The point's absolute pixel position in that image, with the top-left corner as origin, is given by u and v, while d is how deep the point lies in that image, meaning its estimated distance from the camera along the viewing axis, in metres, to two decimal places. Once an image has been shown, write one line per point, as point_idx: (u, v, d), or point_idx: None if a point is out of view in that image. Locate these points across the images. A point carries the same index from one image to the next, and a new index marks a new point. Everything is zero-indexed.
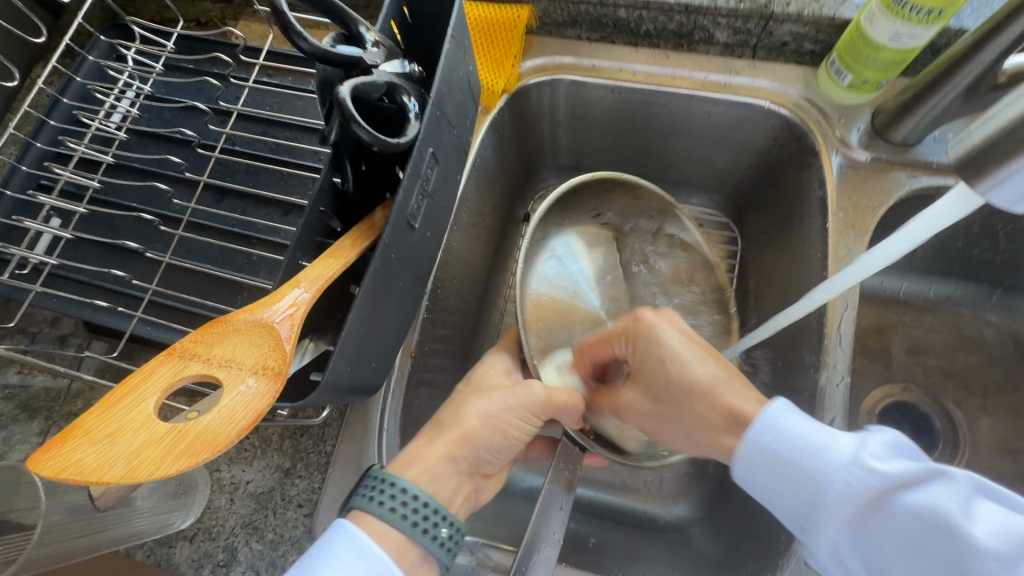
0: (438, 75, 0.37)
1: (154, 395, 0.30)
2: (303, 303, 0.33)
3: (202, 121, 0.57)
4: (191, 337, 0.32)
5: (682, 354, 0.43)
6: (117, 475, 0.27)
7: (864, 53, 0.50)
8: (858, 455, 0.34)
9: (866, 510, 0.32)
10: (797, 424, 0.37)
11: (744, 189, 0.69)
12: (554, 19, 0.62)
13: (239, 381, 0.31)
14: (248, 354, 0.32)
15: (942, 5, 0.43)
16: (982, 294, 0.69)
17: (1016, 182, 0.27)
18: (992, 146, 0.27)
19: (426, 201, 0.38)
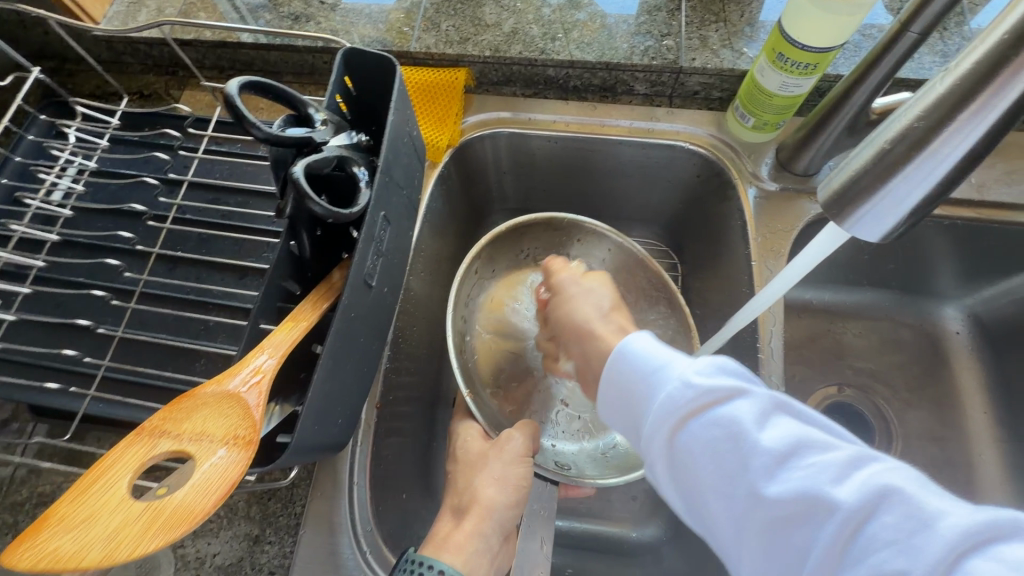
0: (384, 145, 0.40)
1: (126, 476, 0.30)
2: (268, 370, 0.34)
3: (152, 193, 0.58)
4: (158, 415, 0.33)
5: (594, 307, 0.48)
6: (95, 560, 0.27)
7: (763, 98, 0.57)
8: (681, 376, 0.36)
9: (679, 417, 0.35)
10: (653, 351, 0.39)
11: (677, 220, 0.75)
12: (490, 78, 0.68)
13: (211, 453, 0.32)
14: (218, 425, 0.33)
15: (816, 61, 0.50)
16: (894, 297, 0.77)
17: (870, 218, 0.31)
18: (856, 182, 0.30)
19: (381, 259, 0.41)
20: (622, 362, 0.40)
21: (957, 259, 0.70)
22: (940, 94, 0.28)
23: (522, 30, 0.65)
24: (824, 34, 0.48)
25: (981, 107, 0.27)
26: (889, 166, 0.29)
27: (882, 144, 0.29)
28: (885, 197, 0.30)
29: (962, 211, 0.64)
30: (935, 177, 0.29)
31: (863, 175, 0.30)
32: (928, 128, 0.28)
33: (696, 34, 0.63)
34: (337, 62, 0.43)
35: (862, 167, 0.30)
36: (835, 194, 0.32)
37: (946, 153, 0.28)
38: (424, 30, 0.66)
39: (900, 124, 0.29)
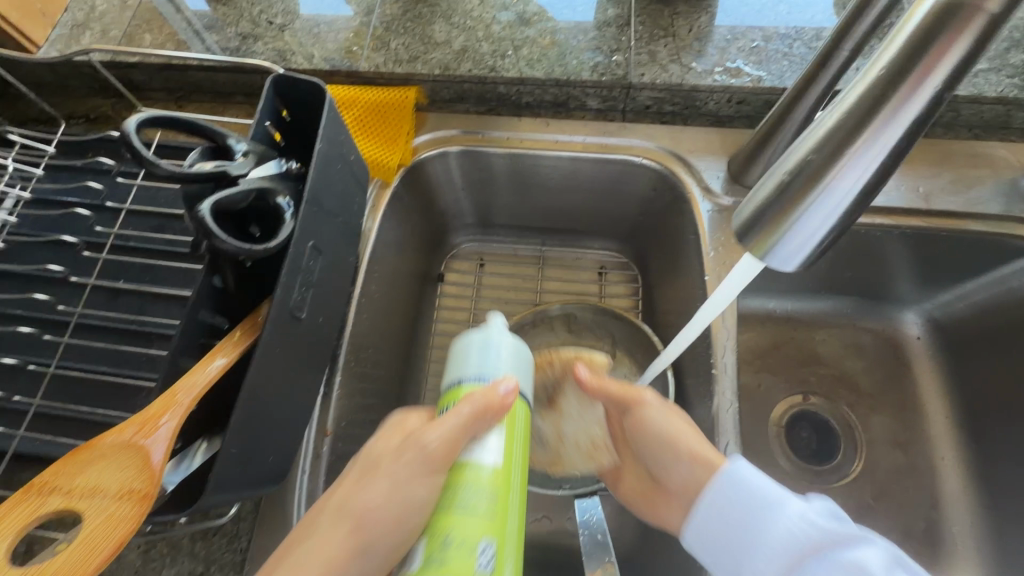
0: (312, 173, 0.39)
1: (9, 536, 0.29)
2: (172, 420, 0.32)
3: (91, 222, 0.56)
4: (53, 468, 0.31)
5: (659, 414, 0.50)
6: None
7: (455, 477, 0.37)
8: (792, 522, 0.38)
9: (799, 554, 0.37)
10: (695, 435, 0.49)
11: (638, 235, 0.75)
12: (442, 96, 0.67)
13: (104, 508, 0.30)
14: (112, 479, 0.31)
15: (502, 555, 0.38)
16: (855, 305, 0.78)
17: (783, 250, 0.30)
18: (764, 214, 0.30)
19: (311, 290, 0.40)
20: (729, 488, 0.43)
21: (913, 268, 0.70)
22: (831, 128, 0.27)
23: (472, 47, 0.65)
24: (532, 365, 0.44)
25: (874, 135, 0.26)
26: (793, 198, 0.28)
27: (783, 176, 0.29)
28: (792, 228, 0.29)
29: (910, 219, 0.62)
30: (839, 209, 0.28)
31: (768, 209, 0.29)
32: (827, 163, 0.27)
33: (645, 49, 0.63)
34: (267, 88, 0.42)
35: (768, 196, 0.29)
36: (746, 225, 0.31)
37: (845, 187, 0.27)
38: (374, 49, 0.65)
39: (798, 156, 0.28)
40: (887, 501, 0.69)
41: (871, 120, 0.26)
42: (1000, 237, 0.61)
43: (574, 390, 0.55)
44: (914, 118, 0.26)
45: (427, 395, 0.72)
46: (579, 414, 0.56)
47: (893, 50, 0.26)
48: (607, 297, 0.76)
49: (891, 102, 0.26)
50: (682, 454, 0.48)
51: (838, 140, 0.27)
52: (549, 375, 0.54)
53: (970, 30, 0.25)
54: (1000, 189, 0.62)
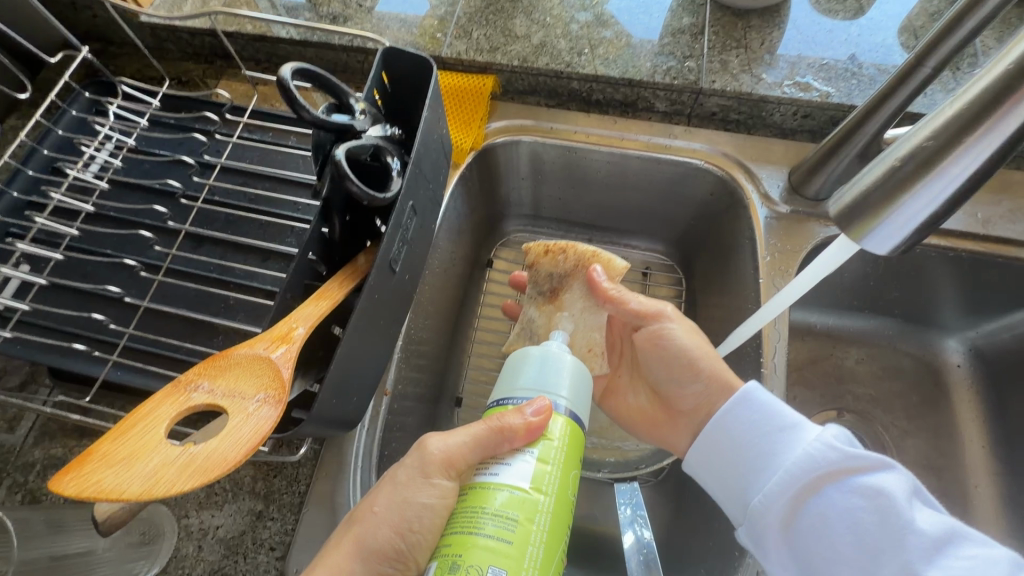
0: (418, 139, 0.42)
1: (165, 421, 0.32)
2: (300, 338, 0.36)
3: (186, 173, 0.60)
4: (196, 369, 0.34)
5: (685, 338, 0.55)
6: (134, 493, 0.29)
7: (477, 491, 0.37)
8: (806, 446, 0.43)
9: (814, 478, 0.42)
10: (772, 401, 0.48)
11: (687, 239, 0.77)
12: (515, 87, 0.70)
13: (249, 411, 0.33)
14: (251, 383, 0.34)
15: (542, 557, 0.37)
16: (896, 328, 0.79)
17: (880, 233, 0.33)
18: (866, 198, 0.32)
19: (406, 247, 0.42)
20: (741, 412, 0.48)
21: (961, 294, 0.71)
22: (947, 120, 0.29)
23: (550, 43, 0.68)
24: (591, 386, 0.44)
25: (990, 127, 0.28)
26: (900, 182, 0.31)
27: (892, 163, 0.31)
28: (895, 212, 0.31)
29: (966, 243, 0.63)
30: (944, 195, 0.30)
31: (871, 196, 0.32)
32: (938, 150, 0.30)
33: (718, 58, 0.65)
34: (378, 59, 0.45)
35: (873, 182, 0.32)
36: (845, 210, 0.34)
37: (953, 174, 0.30)
38: (456, 37, 0.68)
39: (911, 143, 0.31)
40: None
41: (987, 114, 0.28)
42: None
43: (581, 288, 0.55)
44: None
45: (470, 373, 0.74)
46: (580, 314, 0.54)
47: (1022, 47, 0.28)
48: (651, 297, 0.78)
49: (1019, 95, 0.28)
50: (700, 374, 0.53)
51: (954, 132, 0.29)
52: (558, 265, 0.55)
53: None
54: None
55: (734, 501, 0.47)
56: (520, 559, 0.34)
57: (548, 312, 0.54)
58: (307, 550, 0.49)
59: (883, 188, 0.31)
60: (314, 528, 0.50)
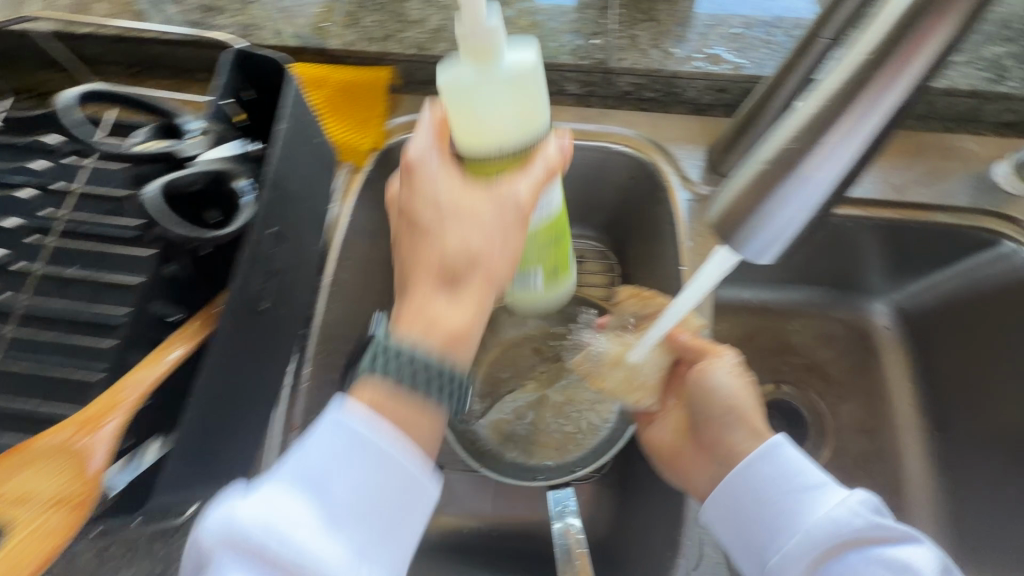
0: (273, 156, 0.37)
1: None
2: (106, 433, 0.34)
3: (32, 203, 0.51)
4: None
5: (727, 384, 0.50)
6: None
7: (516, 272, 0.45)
8: (829, 510, 0.38)
9: (835, 546, 0.37)
10: (796, 458, 0.43)
11: (615, 224, 0.74)
12: (416, 77, 0.65)
13: (35, 516, 0.33)
14: (43, 487, 0.33)
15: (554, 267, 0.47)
16: (827, 295, 0.79)
17: (762, 238, 0.35)
18: (745, 201, 0.34)
19: (272, 279, 0.38)
20: (765, 464, 0.43)
21: (884, 259, 0.71)
22: (807, 121, 0.32)
23: (448, 27, 0.62)
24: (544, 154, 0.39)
25: (846, 135, 0.32)
26: (773, 182, 0.33)
27: (762, 166, 0.33)
28: (771, 216, 0.33)
29: (884, 210, 0.63)
30: (812, 199, 0.33)
31: (751, 197, 0.33)
32: (804, 150, 0.32)
33: (626, 33, 0.61)
34: (224, 61, 0.39)
35: (745, 187, 0.34)
36: (724, 217, 0.36)
37: (819, 177, 0.32)
38: (345, 25, 0.62)
39: (780, 145, 0.33)
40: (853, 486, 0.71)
41: (839, 116, 0.31)
42: (967, 230, 0.63)
43: (660, 342, 0.55)
44: (880, 117, 0.32)
45: None
46: (649, 354, 0.56)
47: (856, 58, 0.32)
48: (585, 287, 0.76)
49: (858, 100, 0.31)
50: (733, 419, 0.48)
51: (811, 134, 0.32)
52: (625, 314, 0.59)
53: (947, 21, 0.31)
54: (969, 182, 0.63)
55: (745, 562, 0.42)
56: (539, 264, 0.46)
57: (616, 343, 0.57)
58: None
59: (762, 189, 0.33)
60: None
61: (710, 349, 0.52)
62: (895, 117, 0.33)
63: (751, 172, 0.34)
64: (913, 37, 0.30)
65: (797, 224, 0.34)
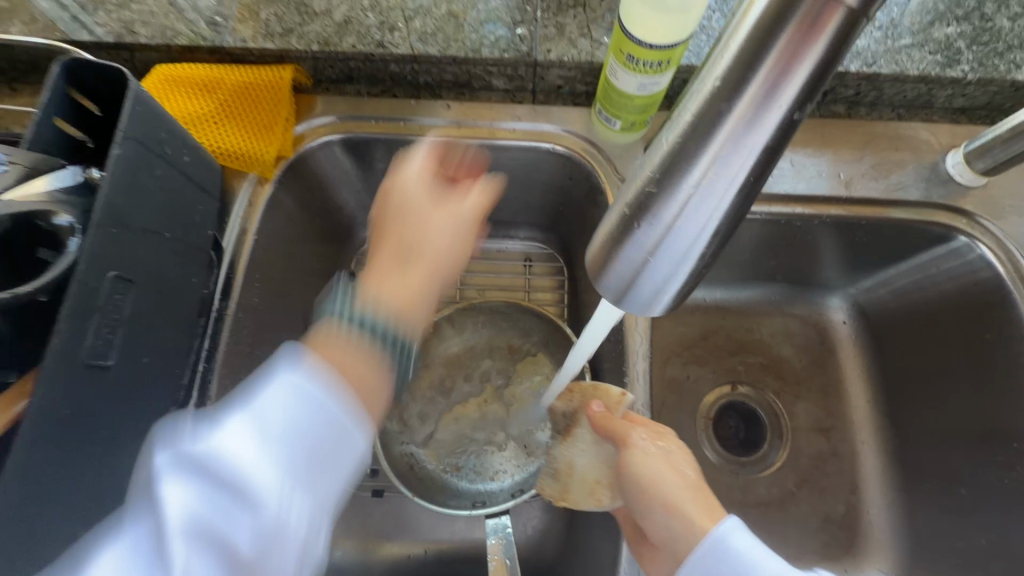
0: (103, 192, 0.33)
1: None
2: None
3: None
4: None
5: (654, 470, 0.43)
6: None
7: (609, 92, 0.51)
8: None
9: None
10: (747, 547, 0.35)
11: (561, 226, 0.70)
12: (328, 76, 0.59)
13: None
14: None
15: (637, 121, 0.53)
16: (783, 291, 0.76)
17: (640, 289, 0.32)
18: (611, 247, 0.31)
19: (119, 329, 0.35)
20: (718, 556, 0.36)
21: (838, 255, 0.68)
22: (656, 166, 0.29)
23: (355, 19, 0.56)
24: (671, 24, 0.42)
25: (709, 179, 0.27)
26: (630, 235, 0.30)
27: (624, 217, 0.30)
28: (643, 272, 0.31)
29: (833, 206, 0.59)
30: (684, 252, 0.30)
31: (615, 249, 0.31)
32: (660, 197, 0.28)
33: (552, 21, 0.56)
34: (51, 77, 0.36)
35: (608, 236, 0.32)
36: (597, 263, 0.33)
37: (687, 230, 0.29)
38: (242, 21, 0.56)
39: (636, 191, 0.30)
40: (809, 488, 0.69)
41: (697, 155, 0.27)
42: (918, 222, 0.59)
43: (589, 425, 0.52)
44: (758, 150, 0.27)
45: None
46: (592, 445, 0.52)
47: (708, 85, 0.27)
48: (532, 293, 0.72)
49: (716, 132, 0.27)
50: (655, 505, 0.41)
51: (663, 178, 0.28)
52: (568, 403, 0.54)
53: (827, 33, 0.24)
54: (921, 173, 0.60)
55: None
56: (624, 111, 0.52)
57: (565, 452, 0.53)
58: None
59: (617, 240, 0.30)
60: None
61: (622, 428, 0.47)
62: (783, 143, 0.28)
63: (613, 221, 0.31)
64: (773, 53, 0.25)
65: (679, 273, 0.31)
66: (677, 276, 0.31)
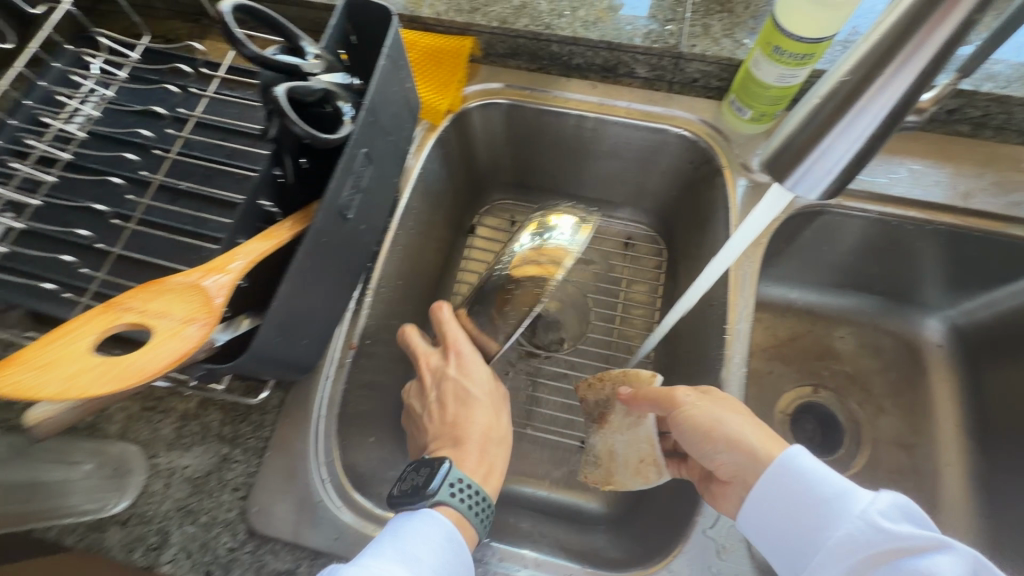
0: (372, 87, 0.42)
1: (90, 335, 0.32)
2: (236, 270, 0.35)
3: (161, 125, 0.60)
4: (128, 295, 0.34)
5: (722, 419, 0.47)
6: (50, 394, 0.29)
7: (744, 79, 0.58)
8: (868, 507, 0.38)
9: (867, 560, 0.36)
10: (812, 466, 0.43)
11: (669, 210, 0.76)
12: (497, 50, 0.69)
13: (173, 328, 0.33)
14: (179, 308, 0.33)
15: (766, 112, 0.61)
16: (878, 305, 0.78)
17: (805, 177, 0.37)
18: (801, 132, 0.37)
19: (359, 195, 0.43)
20: (783, 474, 0.44)
21: (943, 272, 0.69)
22: (864, 54, 0.34)
23: (530, 5, 0.66)
24: (815, 22, 0.49)
25: (907, 60, 0.33)
26: (821, 121, 0.36)
27: (817, 105, 0.36)
28: (820, 154, 0.36)
29: (945, 217, 0.63)
30: (862, 134, 0.35)
31: (799, 132, 0.37)
32: (855, 82, 0.34)
33: (700, 22, 0.64)
34: (339, 6, 0.45)
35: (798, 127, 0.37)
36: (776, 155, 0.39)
37: (874, 110, 0.34)
38: None
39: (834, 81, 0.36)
40: None
41: (901, 45, 0.32)
42: None
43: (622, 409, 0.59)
44: (947, 39, 0.32)
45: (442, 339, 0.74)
46: (629, 432, 0.57)
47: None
48: (631, 268, 0.78)
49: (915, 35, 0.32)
50: (721, 444, 0.47)
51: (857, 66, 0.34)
52: (599, 394, 0.61)
53: None
54: None
55: (783, 559, 0.43)
56: (756, 101, 0.59)
57: (603, 440, 0.59)
58: (272, 490, 0.52)
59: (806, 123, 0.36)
60: (278, 472, 0.52)
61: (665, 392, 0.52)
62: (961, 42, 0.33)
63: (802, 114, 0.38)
64: None
65: (849, 155, 0.36)
66: (849, 156, 0.35)
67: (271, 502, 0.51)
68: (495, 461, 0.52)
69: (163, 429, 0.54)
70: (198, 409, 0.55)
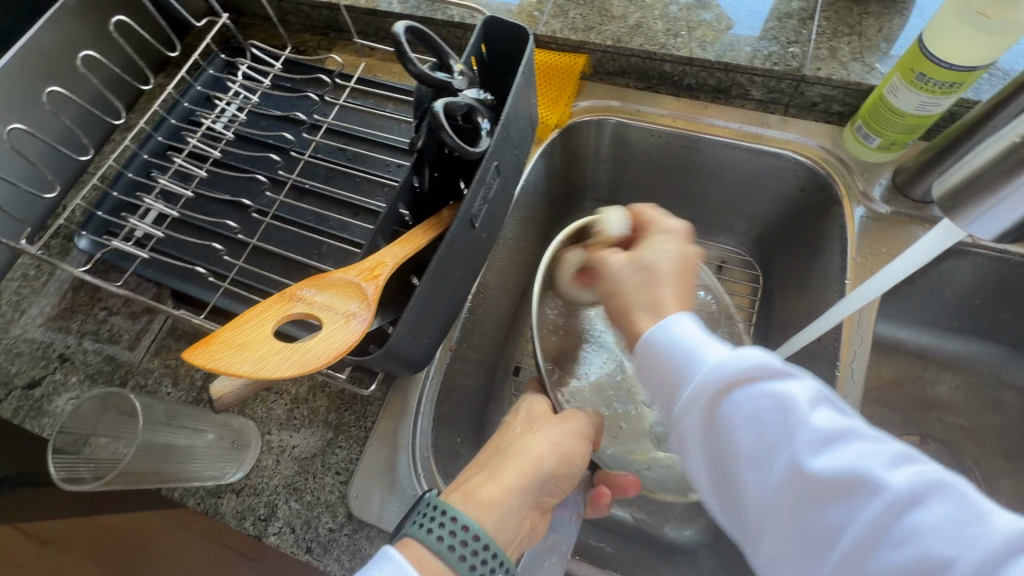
0: (509, 102, 0.44)
1: (272, 320, 0.37)
2: (385, 271, 0.40)
3: (297, 130, 0.66)
4: (296, 285, 0.39)
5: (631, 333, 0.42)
6: (246, 371, 0.34)
7: (876, 106, 0.56)
8: (722, 365, 0.36)
9: (719, 419, 0.35)
10: (687, 333, 0.39)
11: (770, 235, 0.73)
12: (606, 68, 0.70)
13: (336, 321, 0.37)
14: (339, 302, 0.38)
15: (899, 141, 0.57)
16: (1004, 356, 0.70)
17: (991, 214, 0.38)
18: (996, 166, 0.37)
19: (487, 206, 0.45)
20: (659, 335, 0.39)
21: None
22: None
23: (646, 24, 0.66)
24: (971, 49, 0.46)
25: None
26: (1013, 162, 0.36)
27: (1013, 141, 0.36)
28: (1014, 192, 0.37)
29: None
30: None
31: (990, 169, 0.37)
32: None
33: (826, 44, 0.61)
34: (479, 21, 0.47)
35: (987, 163, 0.37)
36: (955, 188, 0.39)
37: None
38: (553, 14, 0.68)
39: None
40: None
41: None
42: None
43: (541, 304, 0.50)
44: None
45: (527, 349, 0.73)
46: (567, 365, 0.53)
47: None
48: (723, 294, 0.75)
49: None
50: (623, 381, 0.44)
51: None
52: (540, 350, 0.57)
53: None
54: None
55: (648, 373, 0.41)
56: (888, 130, 0.56)
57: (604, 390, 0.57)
58: (369, 479, 0.54)
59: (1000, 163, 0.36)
60: (376, 461, 0.55)
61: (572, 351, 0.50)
62: None
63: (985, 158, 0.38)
64: None
65: None
66: None
67: (367, 489, 0.54)
68: (490, 484, 0.42)
69: (276, 409, 0.58)
70: (308, 393, 0.59)
